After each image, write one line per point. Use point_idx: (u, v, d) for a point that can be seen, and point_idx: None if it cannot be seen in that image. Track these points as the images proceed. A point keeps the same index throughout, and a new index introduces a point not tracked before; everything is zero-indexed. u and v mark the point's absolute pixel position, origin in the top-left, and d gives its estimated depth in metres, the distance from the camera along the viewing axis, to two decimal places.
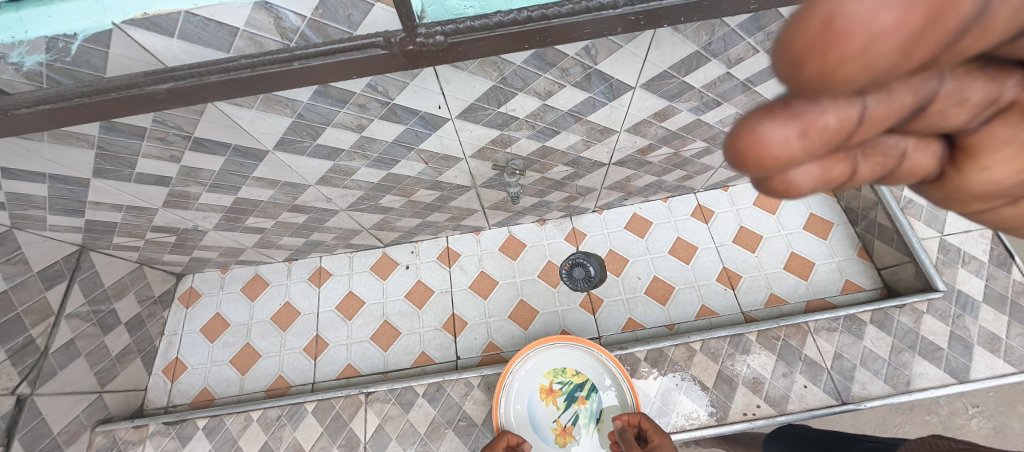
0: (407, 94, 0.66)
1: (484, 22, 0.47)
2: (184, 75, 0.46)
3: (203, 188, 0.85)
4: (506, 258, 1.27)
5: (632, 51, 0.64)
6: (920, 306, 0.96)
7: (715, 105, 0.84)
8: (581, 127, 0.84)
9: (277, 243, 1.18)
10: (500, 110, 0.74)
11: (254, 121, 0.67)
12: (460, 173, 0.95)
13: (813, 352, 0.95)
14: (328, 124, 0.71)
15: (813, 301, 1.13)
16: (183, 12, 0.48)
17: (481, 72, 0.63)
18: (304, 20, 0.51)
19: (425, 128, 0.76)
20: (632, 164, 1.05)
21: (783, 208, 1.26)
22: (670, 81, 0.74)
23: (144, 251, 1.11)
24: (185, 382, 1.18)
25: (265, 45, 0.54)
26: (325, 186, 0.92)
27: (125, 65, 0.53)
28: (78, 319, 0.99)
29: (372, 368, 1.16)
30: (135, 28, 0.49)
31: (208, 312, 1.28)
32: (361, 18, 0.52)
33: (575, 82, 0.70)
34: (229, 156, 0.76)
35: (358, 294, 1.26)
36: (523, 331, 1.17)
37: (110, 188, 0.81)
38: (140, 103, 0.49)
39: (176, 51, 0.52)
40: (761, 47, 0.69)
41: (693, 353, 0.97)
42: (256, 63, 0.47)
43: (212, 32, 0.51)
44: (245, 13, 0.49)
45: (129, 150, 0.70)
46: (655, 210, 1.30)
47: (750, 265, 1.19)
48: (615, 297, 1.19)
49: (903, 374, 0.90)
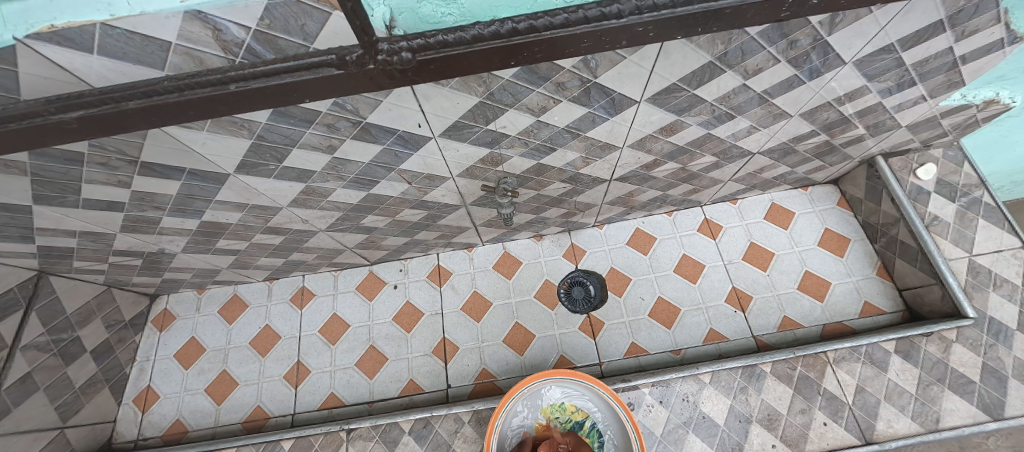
0: (381, 112, 0.58)
1: (461, 35, 0.39)
2: (94, 101, 0.39)
3: (162, 213, 0.77)
4: (501, 277, 1.20)
5: (638, 63, 0.56)
6: (949, 334, 0.88)
7: (727, 119, 0.76)
8: (579, 143, 0.77)
9: (254, 263, 1.10)
10: (489, 128, 0.66)
11: (208, 144, 0.59)
12: (447, 192, 0.87)
13: (833, 386, 0.87)
14: (293, 145, 0.63)
15: (830, 324, 1.05)
16: (98, 23, 0.39)
17: (464, 88, 0.54)
18: (249, 32, 0.43)
19: (405, 148, 0.68)
20: (635, 180, 0.97)
21: (796, 223, 1.18)
22: (679, 94, 0.66)
23: (109, 275, 1.02)
24: (156, 413, 1.11)
25: (206, 60, 0.46)
26: (298, 208, 0.84)
27: (40, 85, 0.44)
28: (35, 349, 0.89)
29: (357, 397, 1.08)
30: (42, 44, 0.40)
31: (184, 335, 1.20)
32: (317, 28, 0.44)
33: (572, 97, 0.62)
34: (186, 180, 0.68)
35: (343, 316, 1.19)
36: (519, 357, 1.09)
37: (57, 215, 0.73)
38: (48, 133, 0.41)
39: (100, 68, 0.44)
40: (783, 56, 0.61)
41: (702, 386, 0.90)
42: (183, 86, 0.39)
43: (139, 47, 0.43)
44: (175, 25, 0.41)
45: (68, 176, 0.62)
46: (658, 224, 1.23)
47: (761, 285, 1.12)
48: (617, 320, 1.11)
49: (932, 410, 0.83)
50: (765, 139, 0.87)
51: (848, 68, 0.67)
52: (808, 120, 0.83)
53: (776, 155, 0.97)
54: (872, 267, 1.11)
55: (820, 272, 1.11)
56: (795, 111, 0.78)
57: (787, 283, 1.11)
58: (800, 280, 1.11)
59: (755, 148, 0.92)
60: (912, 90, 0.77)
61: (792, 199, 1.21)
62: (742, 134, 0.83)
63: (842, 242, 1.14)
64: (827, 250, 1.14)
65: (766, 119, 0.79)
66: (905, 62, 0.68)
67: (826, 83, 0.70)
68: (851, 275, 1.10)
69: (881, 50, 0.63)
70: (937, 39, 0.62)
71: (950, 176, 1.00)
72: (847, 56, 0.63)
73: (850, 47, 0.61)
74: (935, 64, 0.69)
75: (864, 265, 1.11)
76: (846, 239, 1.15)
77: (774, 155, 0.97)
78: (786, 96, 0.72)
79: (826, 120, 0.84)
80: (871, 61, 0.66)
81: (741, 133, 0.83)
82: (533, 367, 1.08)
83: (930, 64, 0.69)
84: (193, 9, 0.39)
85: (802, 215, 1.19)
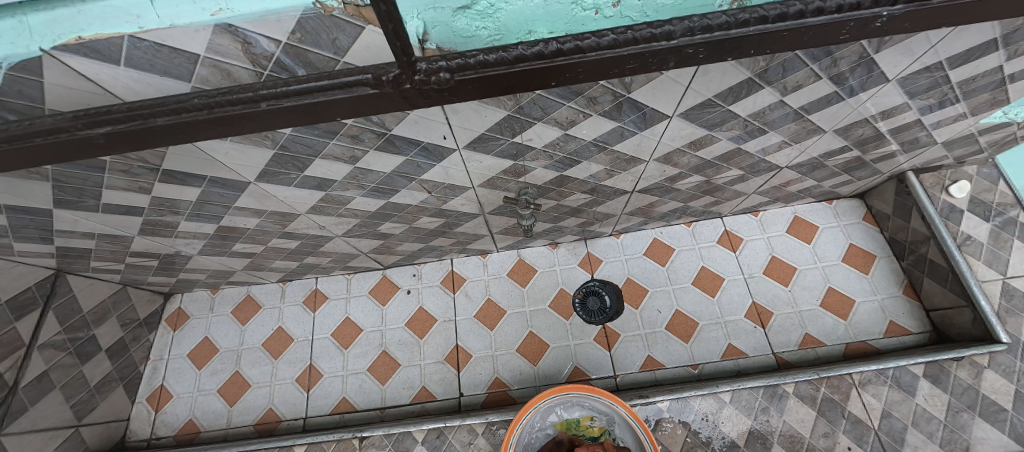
0: (407, 124, 0.56)
1: (502, 56, 0.37)
2: (121, 118, 0.38)
3: (181, 217, 0.77)
4: (516, 285, 1.18)
5: (675, 79, 0.54)
6: (981, 360, 0.85)
7: (759, 134, 0.74)
8: (605, 157, 0.75)
9: (269, 266, 1.10)
10: (515, 140, 0.64)
11: (230, 154, 0.58)
12: (466, 201, 0.86)
13: (858, 409, 0.85)
14: (316, 155, 0.61)
15: (853, 343, 1.03)
16: (126, 36, 0.38)
17: (494, 102, 0.52)
18: (279, 45, 0.41)
19: (428, 159, 0.67)
20: (657, 192, 0.95)
21: (819, 237, 1.16)
22: (713, 109, 0.63)
23: (126, 274, 1.01)
24: (170, 413, 1.11)
25: (233, 73, 0.44)
26: (317, 215, 0.83)
27: (66, 96, 0.43)
28: (52, 349, 0.90)
29: (369, 403, 1.08)
30: (69, 55, 0.38)
31: (197, 335, 1.21)
32: (349, 42, 0.42)
33: (603, 111, 0.60)
34: (206, 187, 0.67)
35: (356, 320, 1.19)
36: (532, 367, 1.08)
37: (77, 219, 0.72)
38: (72, 148, 0.41)
39: (126, 80, 0.43)
40: (825, 73, 0.58)
41: (722, 405, 0.88)
42: (211, 104, 0.38)
43: (167, 59, 0.41)
44: (204, 37, 0.39)
45: (90, 182, 0.61)
46: (677, 235, 1.21)
47: (783, 301, 1.09)
48: (632, 332, 1.09)
49: (961, 438, 0.80)
50: (795, 154, 0.85)
51: (889, 86, 0.64)
52: (842, 136, 0.80)
53: (804, 169, 0.95)
54: (898, 285, 1.08)
55: (844, 289, 1.09)
56: (829, 127, 0.75)
57: (810, 300, 1.08)
58: (824, 296, 1.09)
59: (784, 163, 0.89)
60: (952, 109, 0.74)
61: (816, 212, 1.19)
62: (772, 149, 0.81)
63: (867, 259, 1.12)
64: (851, 266, 1.11)
65: (799, 134, 0.77)
66: (950, 80, 0.64)
67: (865, 100, 0.67)
68: (876, 293, 1.08)
69: (927, 69, 0.60)
70: (988, 58, 0.59)
71: (984, 194, 0.96)
72: (891, 74, 0.61)
73: (895, 65, 0.58)
74: (981, 82, 0.66)
75: (889, 283, 1.08)
76: (871, 255, 1.12)
77: (802, 170, 0.95)
78: (822, 112, 0.70)
79: (860, 136, 0.81)
80: (914, 79, 0.63)
81: (771, 148, 0.81)
82: (546, 378, 1.07)
83: (976, 82, 0.66)
84: (224, 21, 0.38)
85: (826, 229, 1.16)
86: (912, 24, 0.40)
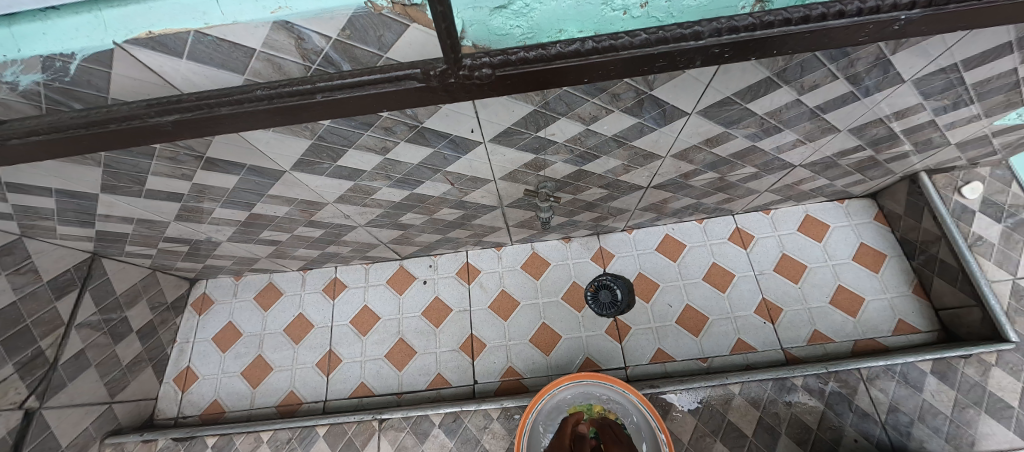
0: (438, 118, 0.59)
1: (541, 53, 0.40)
2: (191, 107, 0.41)
3: (217, 204, 0.80)
4: (529, 278, 1.21)
5: (695, 77, 0.56)
6: (989, 358, 0.87)
7: (774, 132, 0.76)
8: (624, 152, 0.77)
9: (292, 254, 1.14)
10: (539, 134, 0.67)
11: (271, 143, 0.61)
12: (486, 193, 0.89)
13: (866, 403, 0.87)
14: (350, 146, 0.64)
15: (861, 340, 1.04)
16: (192, 31, 0.41)
17: (523, 97, 0.55)
18: (329, 41, 0.44)
19: (454, 151, 0.70)
20: (671, 188, 0.98)
21: (830, 235, 1.17)
22: (731, 107, 0.66)
23: (156, 259, 1.05)
24: (196, 393, 1.16)
25: (284, 67, 0.47)
26: (343, 204, 0.87)
27: (131, 86, 0.47)
28: (88, 328, 0.95)
29: (386, 388, 1.12)
30: (139, 48, 0.42)
31: (221, 319, 1.25)
32: (393, 39, 0.45)
33: (626, 108, 0.62)
34: (244, 175, 0.71)
35: (374, 309, 1.22)
36: (545, 357, 1.11)
37: (121, 203, 0.76)
38: (141, 134, 0.44)
39: (186, 72, 0.46)
40: (842, 74, 0.60)
41: (731, 396, 0.90)
42: (272, 95, 0.41)
43: (226, 53, 0.44)
44: (263, 33, 0.42)
45: (137, 169, 0.65)
46: (689, 231, 1.23)
47: (793, 297, 1.11)
48: (643, 325, 1.12)
49: (967, 434, 0.82)
50: (809, 152, 0.87)
51: (904, 86, 0.66)
52: (856, 136, 0.82)
53: (818, 168, 0.97)
54: (908, 284, 1.09)
55: (853, 287, 1.10)
56: (844, 126, 0.77)
57: (820, 297, 1.10)
58: (833, 294, 1.10)
59: (797, 161, 0.91)
60: (965, 110, 0.75)
61: (828, 211, 1.20)
62: (786, 147, 0.83)
63: (878, 258, 1.13)
64: (862, 265, 1.13)
65: (813, 133, 0.79)
66: (965, 82, 0.66)
67: (880, 100, 0.69)
68: (886, 291, 1.09)
69: (942, 70, 0.62)
70: (1003, 60, 0.60)
71: (997, 195, 0.97)
72: (906, 75, 0.62)
73: (910, 67, 0.60)
74: (996, 84, 0.67)
75: (900, 282, 1.10)
76: (882, 255, 1.13)
77: (816, 168, 0.96)
78: (837, 112, 0.71)
79: (874, 136, 0.83)
80: (928, 80, 0.64)
81: (786, 146, 0.83)
82: (559, 368, 1.10)
83: (991, 84, 0.67)
84: (282, 19, 0.41)
85: (837, 228, 1.18)
86: (930, 28, 0.42)
